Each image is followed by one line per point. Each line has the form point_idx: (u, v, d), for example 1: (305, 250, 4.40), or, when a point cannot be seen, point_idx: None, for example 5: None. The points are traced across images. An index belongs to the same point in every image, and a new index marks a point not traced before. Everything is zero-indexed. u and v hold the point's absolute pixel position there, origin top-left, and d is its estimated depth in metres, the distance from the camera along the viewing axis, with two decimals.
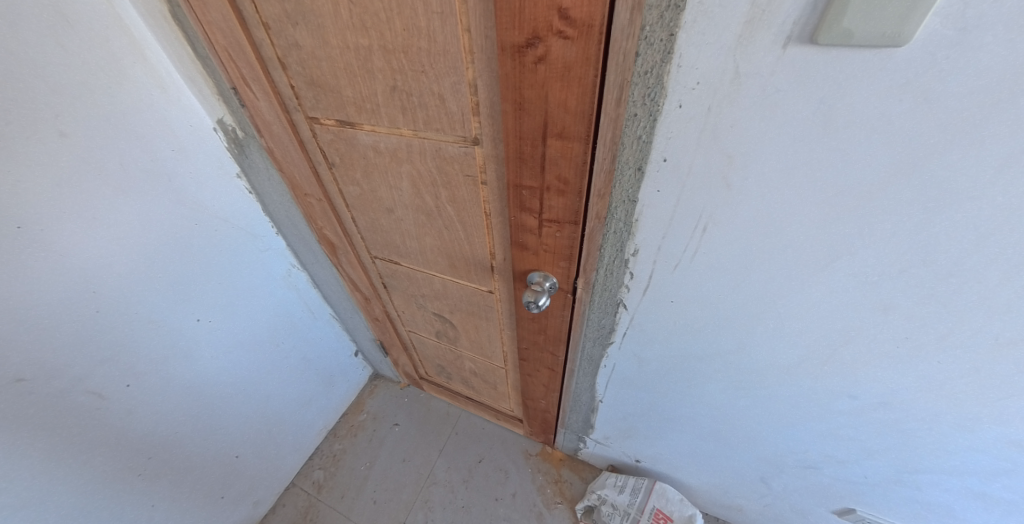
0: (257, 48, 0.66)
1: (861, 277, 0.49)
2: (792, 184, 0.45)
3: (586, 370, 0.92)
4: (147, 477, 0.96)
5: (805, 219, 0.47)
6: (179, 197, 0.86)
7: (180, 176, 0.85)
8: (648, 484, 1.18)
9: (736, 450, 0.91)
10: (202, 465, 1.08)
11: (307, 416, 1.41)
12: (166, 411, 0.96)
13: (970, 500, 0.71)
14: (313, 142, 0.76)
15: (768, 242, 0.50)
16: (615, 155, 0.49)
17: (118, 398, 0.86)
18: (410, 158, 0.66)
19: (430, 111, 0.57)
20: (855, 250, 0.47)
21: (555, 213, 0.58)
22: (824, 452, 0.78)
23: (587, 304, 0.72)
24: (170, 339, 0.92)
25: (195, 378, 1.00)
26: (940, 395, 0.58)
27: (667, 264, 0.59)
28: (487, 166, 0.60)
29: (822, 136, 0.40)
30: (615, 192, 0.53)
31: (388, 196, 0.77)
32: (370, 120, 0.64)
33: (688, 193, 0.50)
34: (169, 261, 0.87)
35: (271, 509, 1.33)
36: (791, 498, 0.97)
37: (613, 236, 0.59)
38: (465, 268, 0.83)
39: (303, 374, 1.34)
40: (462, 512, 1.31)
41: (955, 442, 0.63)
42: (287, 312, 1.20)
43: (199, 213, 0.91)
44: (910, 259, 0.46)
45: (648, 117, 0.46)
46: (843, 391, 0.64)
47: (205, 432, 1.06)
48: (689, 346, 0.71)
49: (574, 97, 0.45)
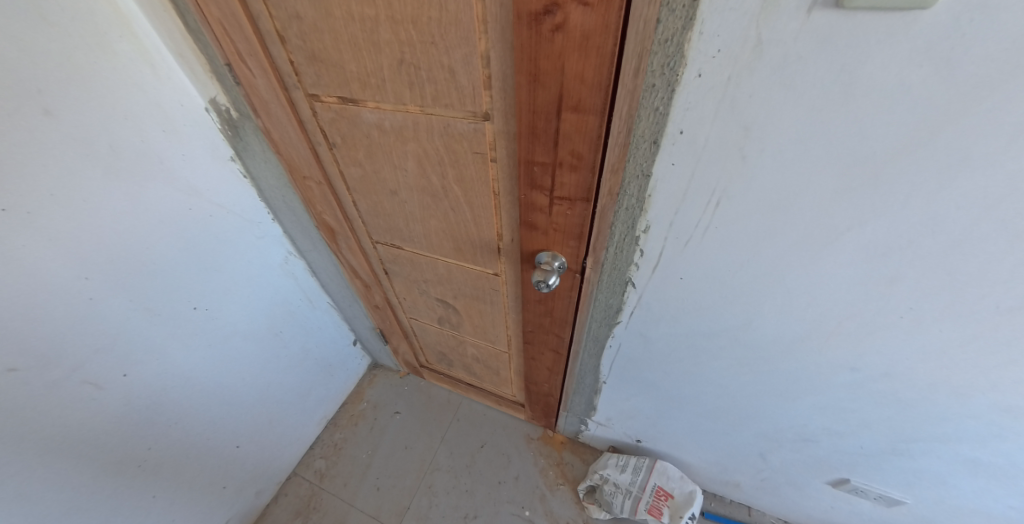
0: (254, 22, 0.63)
1: (869, 250, 0.50)
2: (807, 155, 0.45)
3: (591, 351, 0.93)
4: (147, 468, 0.95)
5: (820, 192, 0.47)
6: (173, 181, 0.84)
7: (171, 160, 0.83)
8: (649, 463, 1.22)
9: (736, 426, 0.94)
10: (204, 455, 1.08)
11: (306, 405, 1.41)
12: (164, 402, 0.94)
13: (959, 465, 0.75)
14: (313, 121, 0.74)
15: (780, 216, 0.51)
16: (631, 129, 0.49)
17: (114, 387, 0.85)
18: (416, 137, 0.65)
19: (438, 86, 0.56)
20: (866, 223, 0.48)
21: (566, 190, 0.57)
22: (822, 424, 0.81)
23: (595, 284, 0.72)
24: (168, 327, 0.91)
25: (194, 368, 0.99)
26: (937, 366, 0.60)
27: (677, 241, 0.59)
28: (497, 143, 0.59)
29: (840, 107, 0.41)
30: (629, 167, 0.53)
31: (391, 177, 0.76)
32: (375, 98, 0.63)
33: (702, 167, 0.50)
34: (164, 249, 0.86)
35: (273, 498, 1.35)
36: (786, 470, 1.01)
37: (624, 214, 0.59)
38: (470, 251, 0.82)
39: (301, 363, 1.33)
40: (466, 496, 1.33)
41: (949, 411, 0.66)
42: (284, 301, 1.19)
43: (195, 199, 0.89)
44: (918, 229, 0.46)
45: (666, 88, 0.45)
46: (845, 363, 0.66)
47: (205, 422, 1.05)
48: (695, 324, 0.72)
49: (590, 71, 0.45)
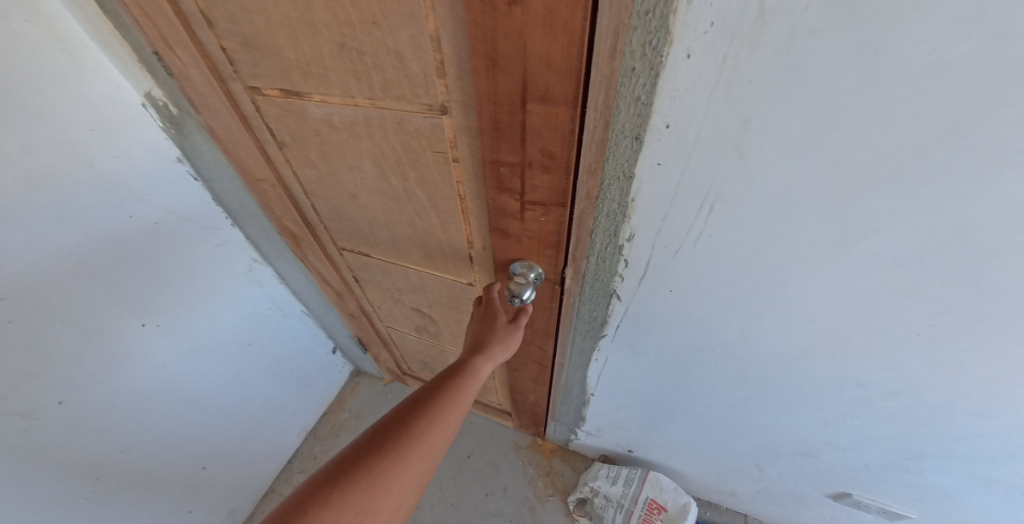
0: (175, 2, 0.54)
1: (885, 261, 0.44)
2: (818, 152, 0.37)
3: (576, 363, 0.86)
4: (95, 498, 0.91)
5: (832, 194, 0.40)
6: (107, 186, 0.75)
7: (104, 161, 0.74)
8: (641, 474, 1.16)
9: (731, 438, 0.89)
10: (162, 479, 1.03)
11: (283, 417, 1.35)
12: (114, 429, 0.90)
13: (972, 482, 0.69)
14: (257, 117, 0.66)
15: (785, 221, 0.44)
16: (608, 122, 0.41)
17: (49, 416, 0.78)
18: (370, 134, 0.57)
19: (387, 74, 0.48)
20: (885, 229, 0.41)
21: (539, 193, 0.49)
22: (823, 439, 0.75)
23: (577, 295, 0.65)
24: (113, 347, 0.85)
25: (148, 389, 0.94)
26: (954, 384, 0.54)
27: (666, 249, 0.52)
28: (459, 140, 0.51)
29: (859, 94, 0.32)
30: (608, 166, 0.45)
31: (349, 179, 0.68)
32: (319, 89, 0.55)
33: (693, 166, 0.42)
34: (103, 264, 0.79)
35: (250, 517, 1.30)
36: (785, 481, 0.95)
37: (605, 219, 0.51)
38: (442, 259, 0.75)
39: (274, 375, 1.26)
40: (451, 509, 1.27)
41: (964, 429, 0.60)
42: (249, 310, 1.11)
43: (135, 204, 0.80)
44: (949, 237, 0.39)
45: (649, 72, 0.36)
46: (849, 380, 0.60)
47: (162, 443, 1.00)
48: (688, 337, 0.65)
49: (555, 55, 0.36)
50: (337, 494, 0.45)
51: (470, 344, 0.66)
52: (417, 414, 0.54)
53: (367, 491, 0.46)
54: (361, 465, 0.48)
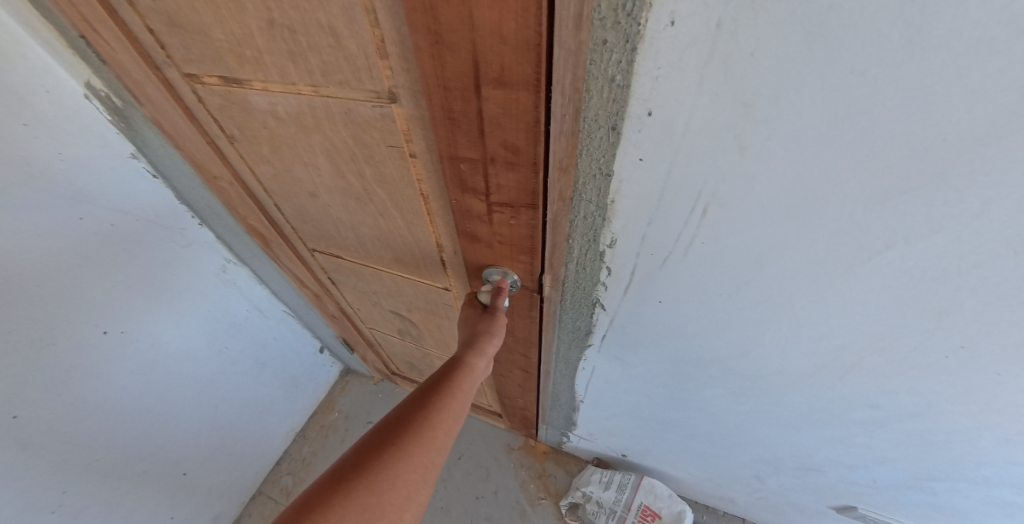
0: None
1: (914, 274, 0.37)
2: (835, 145, 0.30)
3: (563, 371, 0.80)
4: (63, 512, 0.87)
5: (849, 196, 0.33)
6: (51, 187, 0.68)
7: (45, 161, 0.66)
8: (635, 480, 1.11)
9: (730, 450, 0.83)
10: (136, 488, 0.99)
11: (269, 420, 1.30)
12: (77, 441, 0.85)
13: (994, 508, 0.62)
14: (202, 109, 0.59)
15: (789, 227, 0.37)
16: (579, 110, 0.34)
17: (2, 431, 0.73)
18: (319, 126, 0.50)
19: (324, 55, 0.41)
20: (915, 238, 0.34)
21: (506, 194, 0.43)
22: (830, 456, 0.69)
23: (558, 304, 0.59)
24: (71, 359, 0.79)
25: (117, 399, 0.89)
26: (984, 409, 0.47)
27: (654, 257, 0.45)
28: (413, 132, 0.44)
29: (897, 70, 0.25)
30: (582, 162, 0.38)
31: (306, 176, 0.61)
32: (258, 75, 0.48)
33: (682, 162, 0.35)
34: (53, 268, 0.72)
35: (236, 519, 1.27)
36: (786, 493, 0.90)
37: (583, 222, 0.45)
38: (414, 263, 0.68)
39: (257, 379, 1.20)
40: (441, 513, 1.23)
41: (992, 455, 0.53)
42: (224, 315, 1.05)
43: (84, 203, 0.73)
44: (995, 247, 0.32)
45: (624, 46, 0.29)
46: (864, 400, 0.54)
47: (134, 452, 0.95)
48: (681, 350, 0.59)
49: (506, 25, 0.29)
50: (335, 496, 0.38)
51: (465, 334, 0.59)
52: (416, 407, 0.47)
53: (369, 488, 0.40)
54: (360, 465, 0.41)
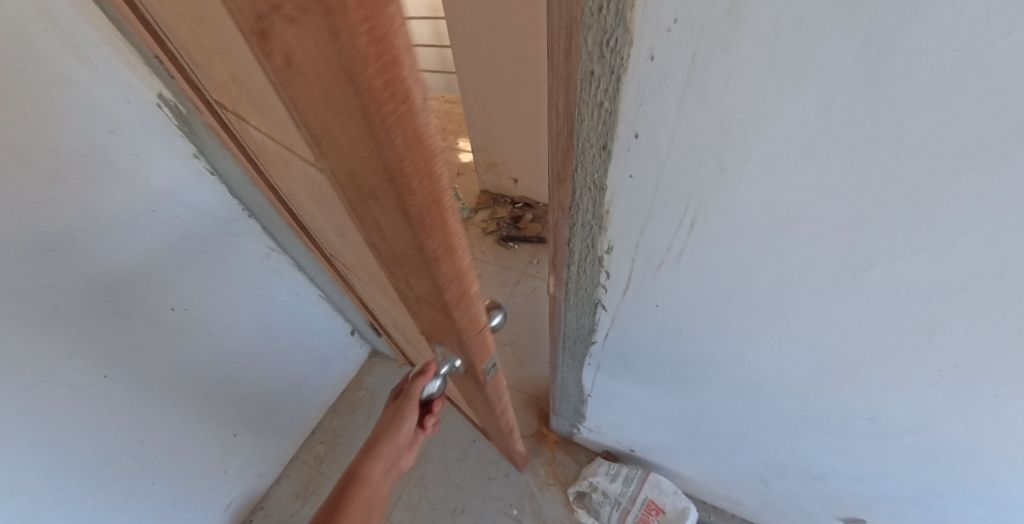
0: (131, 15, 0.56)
1: (901, 293, 0.37)
2: (811, 169, 0.31)
3: (569, 365, 0.84)
4: (140, 459, 0.94)
5: (830, 214, 0.34)
6: (130, 182, 0.76)
7: (123, 160, 0.74)
8: (641, 475, 1.15)
9: (734, 452, 0.84)
10: (197, 449, 1.07)
11: (305, 394, 1.40)
12: (153, 401, 0.92)
13: None
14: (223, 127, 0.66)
15: (777, 243, 0.38)
16: (572, 130, 0.37)
17: (96, 389, 0.81)
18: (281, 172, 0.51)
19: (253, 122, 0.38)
20: (897, 258, 0.35)
21: (420, 292, 0.38)
22: (834, 466, 0.69)
23: (562, 301, 0.63)
24: (148, 325, 0.86)
25: (183, 363, 0.96)
26: (985, 429, 0.47)
27: (649, 263, 0.48)
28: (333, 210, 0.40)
29: (864, 100, 0.26)
30: (578, 176, 0.41)
31: (297, 203, 0.66)
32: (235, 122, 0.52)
33: (668, 179, 0.37)
34: (134, 241, 0.79)
35: (276, 480, 1.38)
36: (792, 499, 0.90)
37: (581, 229, 0.47)
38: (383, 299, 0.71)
39: (293, 355, 1.29)
40: (455, 490, 1.30)
41: (999, 476, 0.52)
42: (268, 297, 1.13)
43: (154, 198, 0.80)
44: (978, 271, 0.33)
45: (609, 76, 0.32)
46: (861, 412, 0.54)
47: (194, 414, 1.03)
48: (680, 352, 0.61)
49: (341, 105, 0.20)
50: None
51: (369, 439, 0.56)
52: None
53: None
54: None
